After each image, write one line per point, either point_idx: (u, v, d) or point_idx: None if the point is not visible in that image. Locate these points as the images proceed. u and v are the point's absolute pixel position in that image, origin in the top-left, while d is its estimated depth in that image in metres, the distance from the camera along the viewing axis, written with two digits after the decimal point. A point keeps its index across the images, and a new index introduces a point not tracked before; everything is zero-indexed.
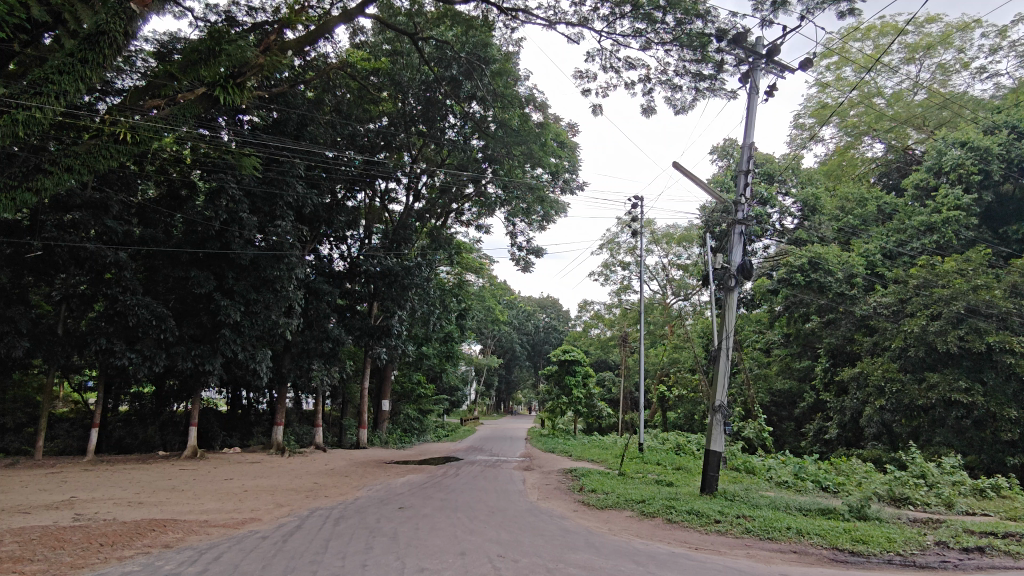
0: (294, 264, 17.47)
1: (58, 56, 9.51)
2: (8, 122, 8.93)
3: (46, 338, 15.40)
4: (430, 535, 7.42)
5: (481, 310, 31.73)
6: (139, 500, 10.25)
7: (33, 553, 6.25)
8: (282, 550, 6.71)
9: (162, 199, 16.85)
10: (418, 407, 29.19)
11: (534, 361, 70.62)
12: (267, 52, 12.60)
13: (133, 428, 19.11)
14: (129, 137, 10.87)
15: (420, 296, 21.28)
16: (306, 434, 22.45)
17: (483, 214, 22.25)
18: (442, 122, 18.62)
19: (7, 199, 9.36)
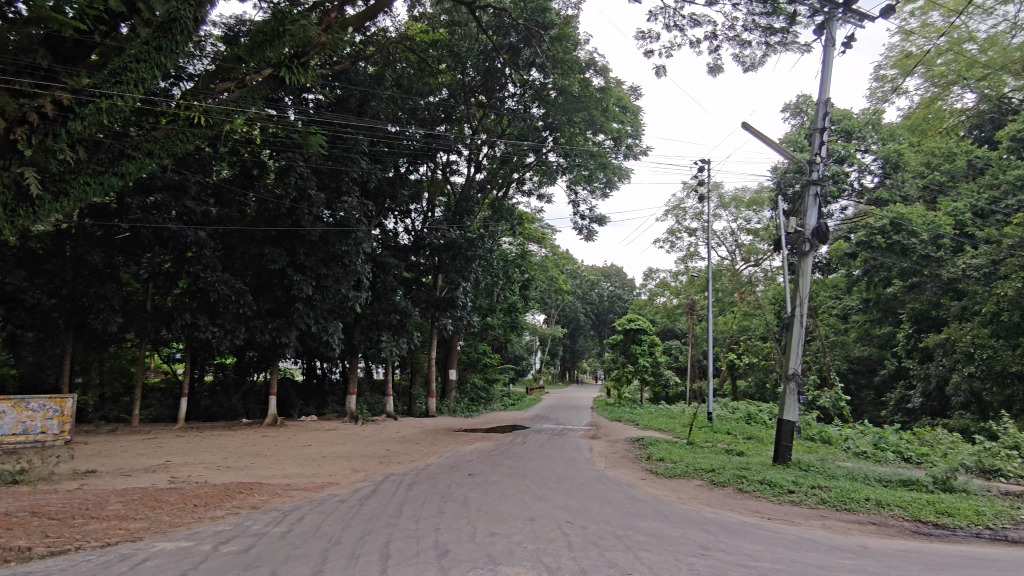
0: (361, 239, 17.80)
1: (135, 45, 10.15)
2: (94, 111, 9.64)
3: (138, 315, 16.49)
4: (500, 502, 7.58)
5: (544, 279, 31.81)
6: (227, 465, 10.92)
7: (136, 512, 6.78)
8: (359, 513, 7.02)
9: (235, 179, 17.43)
10: (485, 376, 29.67)
11: (599, 331, 70.38)
12: (328, 29, 12.73)
13: (218, 398, 20.33)
14: (203, 120, 11.41)
15: (484, 267, 21.47)
16: (377, 403, 23.23)
17: (544, 182, 22.03)
18: (501, 91, 18.45)
19: (97, 184, 10.18)
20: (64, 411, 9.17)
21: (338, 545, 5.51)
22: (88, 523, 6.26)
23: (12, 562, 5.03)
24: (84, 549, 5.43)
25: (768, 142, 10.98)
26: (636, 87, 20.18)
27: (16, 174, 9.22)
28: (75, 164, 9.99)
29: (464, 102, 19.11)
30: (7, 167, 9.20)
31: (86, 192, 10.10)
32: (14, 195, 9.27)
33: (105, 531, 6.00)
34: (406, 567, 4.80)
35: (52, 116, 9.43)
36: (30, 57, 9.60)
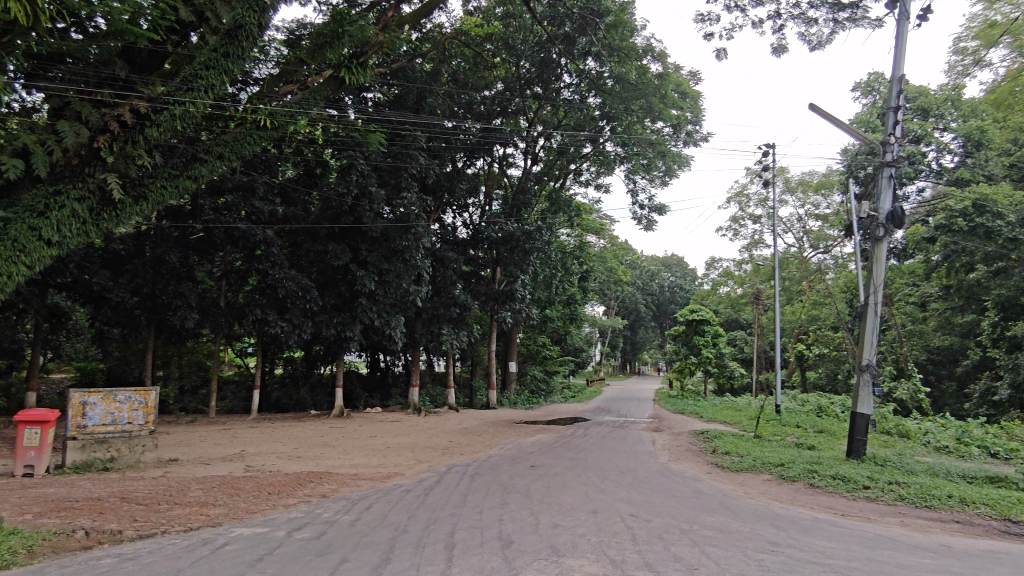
0: (421, 234, 17.96)
1: (204, 52, 10.75)
2: (168, 118, 10.21)
3: (212, 310, 17.31)
4: (562, 494, 7.58)
5: (603, 270, 31.54)
6: (298, 455, 11.33)
7: (215, 499, 7.13)
8: (424, 503, 7.15)
9: (299, 178, 18.05)
10: (545, 368, 29.73)
11: (660, 322, 69.32)
12: (385, 28, 12.95)
13: (288, 390, 21.21)
14: (269, 122, 11.91)
15: (542, 259, 21.45)
16: (440, 395, 23.61)
17: (602, 172, 21.79)
18: (557, 82, 18.33)
19: (173, 186, 10.71)
20: (149, 403, 9.61)
21: (404, 534, 5.65)
22: (172, 508, 6.61)
23: (105, 544, 5.38)
24: (169, 533, 5.76)
25: (836, 122, 10.49)
26: (695, 72, 19.66)
27: (100, 181, 9.85)
28: (152, 169, 10.57)
29: (519, 95, 19.16)
30: (92, 173, 9.93)
31: (164, 195, 10.65)
32: (98, 200, 9.90)
33: (188, 516, 6.33)
34: (472, 557, 4.86)
35: (131, 123, 10.10)
36: (109, 69, 10.82)
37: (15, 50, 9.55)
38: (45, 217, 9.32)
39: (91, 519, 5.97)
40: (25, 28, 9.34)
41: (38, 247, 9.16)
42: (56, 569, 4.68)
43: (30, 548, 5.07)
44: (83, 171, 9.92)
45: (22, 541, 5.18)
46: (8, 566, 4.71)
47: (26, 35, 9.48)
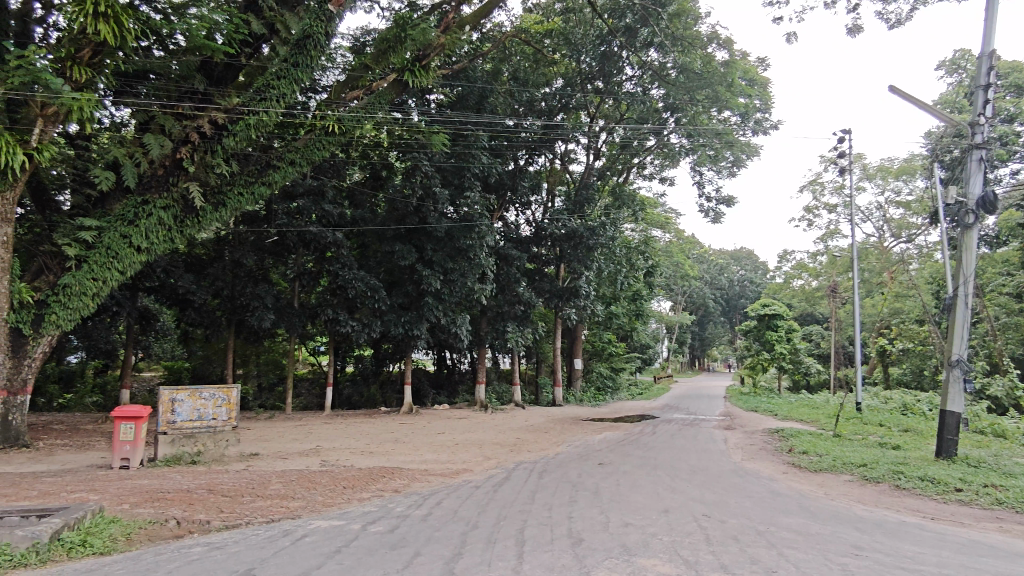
0: (485, 233, 17.95)
1: (277, 63, 11.69)
2: (244, 128, 11.46)
3: (288, 311, 17.71)
4: (632, 492, 7.50)
5: (669, 265, 30.98)
6: (370, 450, 11.65)
7: (294, 492, 7.43)
8: (493, 499, 7.21)
9: (366, 181, 18.53)
10: (610, 364, 29.46)
11: (729, 317, 67.43)
12: (447, 30, 13.05)
13: (358, 387, 21.84)
14: (337, 128, 12.60)
15: (606, 255, 21.20)
16: (506, 392, 23.79)
17: (667, 165, 21.39)
18: (619, 75, 18.29)
19: (250, 194, 12.21)
20: (231, 400, 10.03)
21: (476, 529, 5.72)
22: (254, 500, 6.94)
23: (195, 533, 5.69)
24: (253, 524, 6.04)
25: (919, 102, 9.86)
26: (763, 59, 19.00)
27: (182, 190, 11.47)
28: (230, 176, 11.97)
29: (580, 90, 19.09)
30: (175, 182, 11.50)
31: (241, 201, 12.13)
32: (181, 207, 11.60)
33: (269, 508, 6.61)
34: (543, 554, 4.87)
35: (210, 134, 11.45)
36: (190, 83, 11.44)
37: (104, 69, 10.33)
38: (136, 226, 11.20)
39: (183, 509, 6.34)
40: (113, 49, 10.13)
41: (129, 254, 11.18)
42: (153, 556, 4.99)
43: (129, 536, 5.42)
44: (167, 181, 11.45)
45: (121, 529, 5.55)
46: (110, 552, 5.06)
47: (114, 54, 10.22)
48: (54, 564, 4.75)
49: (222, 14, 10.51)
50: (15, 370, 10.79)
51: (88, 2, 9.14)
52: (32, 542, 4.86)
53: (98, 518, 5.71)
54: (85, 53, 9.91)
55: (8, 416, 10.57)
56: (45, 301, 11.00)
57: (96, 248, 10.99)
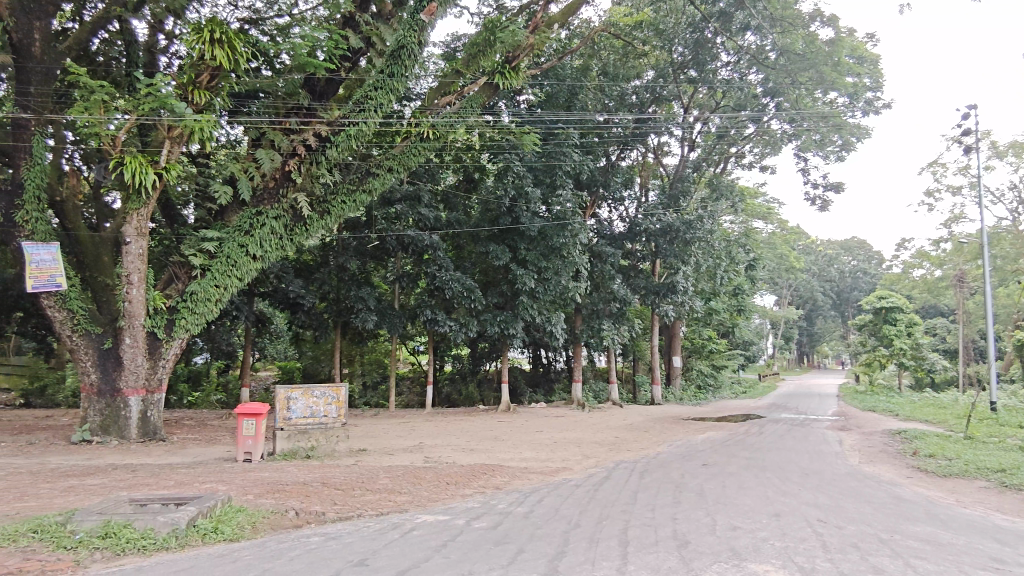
0: (578, 231, 17.70)
1: (374, 74, 12.26)
2: (346, 139, 12.14)
3: (389, 312, 18.33)
4: (739, 494, 7.23)
5: (772, 257, 29.67)
6: (471, 447, 11.87)
7: (401, 487, 7.72)
8: (594, 498, 7.16)
9: (460, 183, 18.94)
10: (711, 362, 28.53)
11: (841, 310, 63.38)
12: (536, 29, 13.06)
13: (457, 386, 22.36)
14: (432, 133, 13.17)
15: (704, 249, 20.47)
16: (602, 391, 23.60)
17: (768, 152, 20.45)
18: (713, 62, 17.88)
19: (352, 202, 13.00)
20: (341, 397, 10.57)
21: (578, 528, 5.71)
22: (364, 494, 7.26)
23: (313, 524, 6.05)
24: (363, 517, 6.32)
25: None
26: (873, 34, 17.72)
27: (292, 201, 12.30)
28: (334, 186, 12.77)
29: (673, 81, 18.67)
30: (285, 193, 12.34)
31: (346, 208, 12.95)
32: (291, 217, 12.43)
33: (379, 502, 6.91)
34: (647, 556, 4.79)
35: (315, 146, 12.22)
36: (295, 99, 12.23)
37: (221, 90, 11.07)
38: (251, 236, 12.08)
39: (300, 501, 6.74)
40: (228, 72, 10.82)
41: (246, 261, 12.13)
42: (275, 544, 5.34)
43: (254, 524, 5.84)
44: (279, 193, 12.27)
45: (248, 518, 5.98)
46: (239, 539, 5.46)
47: (228, 76, 10.91)
48: (191, 548, 5.20)
49: (322, 31, 11.13)
50: (151, 370, 11.72)
51: (205, 29, 10.15)
52: (173, 527, 5.35)
53: (227, 507, 6.18)
54: (204, 76, 10.68)
55: (145, 413, 11.58)
56: (176, 308, 12.02)
57: (217, 257, 11.94)
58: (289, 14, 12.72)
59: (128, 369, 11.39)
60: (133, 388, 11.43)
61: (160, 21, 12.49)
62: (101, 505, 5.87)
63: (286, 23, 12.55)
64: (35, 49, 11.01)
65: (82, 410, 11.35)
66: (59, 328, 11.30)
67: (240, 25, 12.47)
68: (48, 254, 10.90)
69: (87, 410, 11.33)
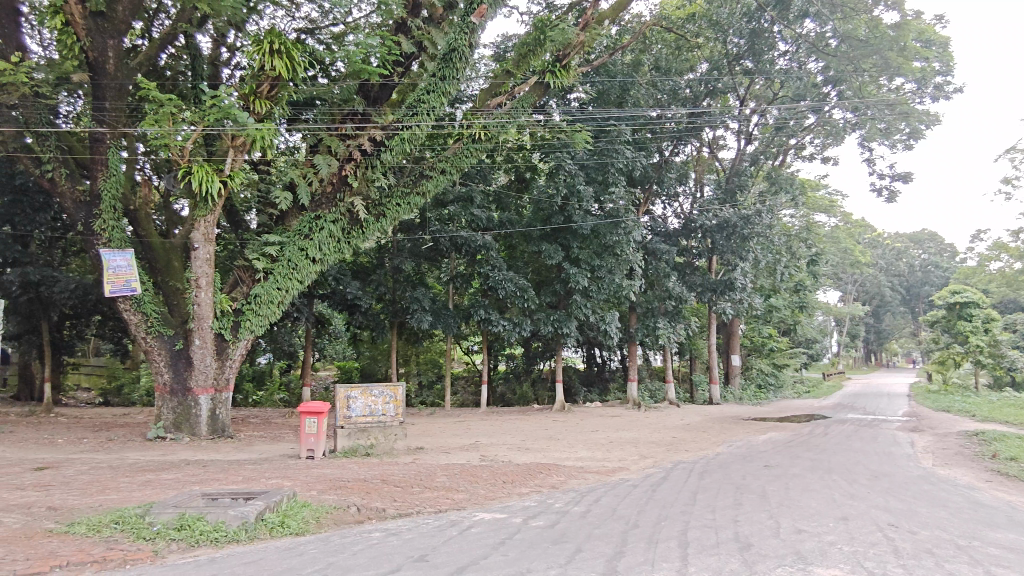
0: (632, 228, 17.50)
1: (426, 77, 12.47)
2: (400, 142, 12.42)
3: (443, 312, 18.54)
4: (804, 496, 7.01)
5: (836, 252, 28.62)
6: (527, 446, 11.89)
7: (458, 485, 7.80)
8: (652, 498, 7.08)
9: (512, 183, 18.99)
10: (772, 361, 27.75)
11: (911, 306, 60.51)
12: (586, 27, 13.10)
13: (512, 385, 22.46)
14: (484, 134, 13.30)
15: (764, 245, 19.87)
16: (659, 390, 23.29)
17: (830, 143, 19.71)
18: (770, 52, 17.35)
19: (406, 203, 13.25)
20: (398, 396, 10.71)
21: (637, 528, 5.65)
22: (422, 491, 7.37)
23: (374, 520, 6.20)
24: (422, 513, 6.43)
25: None
26: (943, 15, 16.84)
27: (349, 205, 12.60)
28: (388, 189, 13.04)
29: (729, 73, 18.36)
30: (342, 197, 12.64)
31: (401, 209, 13.23)
32: (348, 220, 12.75)
33: (437, 499, 7.01)
34: (708, 558, 4.70)
35: (371, 151, 12.48)
36: (350, 104, 12.58)
37: (281, 99, 11.43)
38: (311, 240, 12.47)
39: (361, 497, 6.90)
40: (287, 81, 11.16)
41: (306, 264, 12.51)
42: (339, 538, 5.50)
43: (319, 519, 6.01)
44: (336, 197, 12.59)
45: (312, 512, 6.16)
46: (304, 533, 5.64)
47: (286, 86, 11.27)
48: (260, 541, 5.41)
49: (375, 38, 11.37)
50: (219, 370, 12.18)
51: (265, 41, 10.55)
52: (242, 521, 5.56)
53: (292, 502, 6.38)
54: (264, 87, 11.01)
55: (214, 411, 12.09)
56: (241, 310, 12.47)
57: (279, 261, 12.36)
58: (343, 22, 13.05)
59: (198, 369, 11.88)
60: (203, 387, 11.93)
61: (222, 35, 13.01)
62: (177, 499, 6.16)
63: (341, 31, 12.90)
64: (109, 65, 11.42)
65: (157, 408, 11.95)
66: (135, 331, 11.94)
67: (297, 35, 12.87)
68: (124, 260, 11.55)
69: (162, 409, 11.92)
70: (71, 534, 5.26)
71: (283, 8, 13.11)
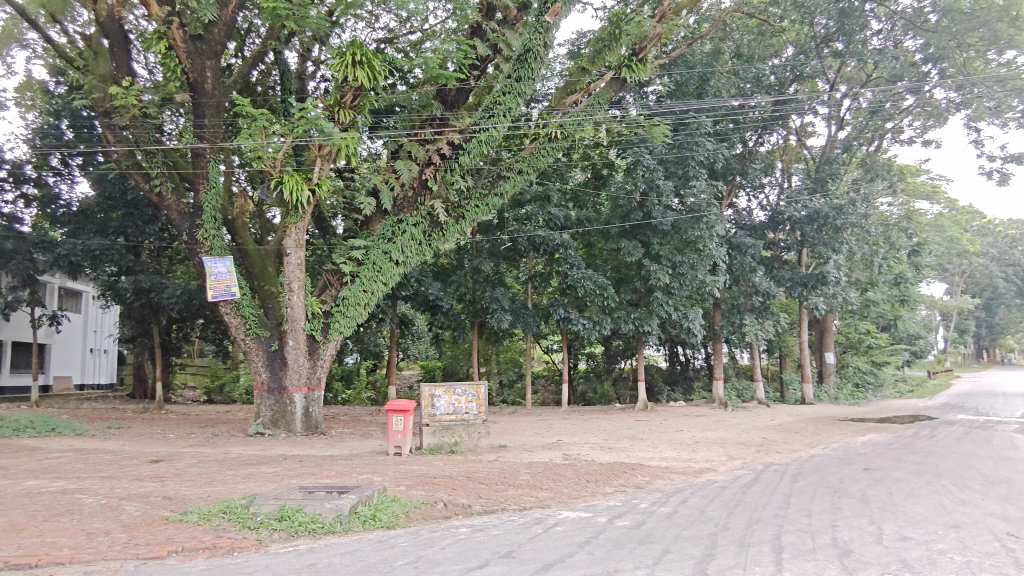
0: (714, 223, 17.11)
1: (502, 79, 12.64)
2: (478, 144, 12.68)
3: (522, 311, 18.63)
4: (909, 502, 6.58)
5: (941, 241, 26.70)
6: (610, 446, 11.78)
7: (543, 484, 7.82)
8: (742, 501, 6.85)
9: (589, 181, 18.85)
10: (870, 358, 26.21)
11: None
12: (663, 18, 12.85)
13: (593, 384, 22.30)
14: (560, 133, 13.35)
15: (859, 235, 18.81)
16: (746, 389, 22.47)
17: (932, 125, 18.43)
18: (863, 32, 16.71)
19: (485, 204, 13.46)
20: (481, 395, 10.81)
21: (727, 531, 5.48)
22: (507, 489, 7.45)
23: (461, 516, 6.33)
24: (507, 511, 6.50)
25: None
26: None
27: (429, 208, 12.97)
28: (467, 192, 13.30)
29: (817, 56, 17.64)
30: (422, 201, 13.00)
31: (481, 210, 13.46)
32: (429, 223, 13.10)
33: (522, 497, 7.07)
34: (805, 563, 4.52)
35: (449, 154, 12.79)
36: (429, 110, 12.85)
37: (362, 108, 11.86)
38: (394, 243, 12.89)
39: (448, 493, 7.05)
40: (368, 90, 11.59)
41: (390, 267, 12.92)
42: (427, 533, 5.65)
43: (408, 514, 6.20)
44: (417, 201, 12.95)
45: (402, 507, 6.35)
46: (394, 527, 5.84)
47: (368, 95, 11.68)
48: (354, 533, 5.64)
49: (451, 43, 11.61)
50: (312, 369, 12.76)
51: (348, 53, 10.99)
52: (337, 513, 5.79)
53: (383, 497, 6.60)
54: (348, 97, 11.48)
55: (308, 409, 12.69)
56: (330, 312, 13.00)
57: (365, 264, 12.84)
58: (420, 29, 13.40)
59: (292, 368, 12.50)
60: (297, 386, 12.56)
61: (307, 49, 13.64)
62: (278, 491, 6.51)
63: (418, 39, 13.27)
64: (207, 85, 12.19)
65: (256, 405, 12.67)
66: (235, 332, 12.65)
67: (377, 45, 13.33)
68: (224, 266, 12.28)
69: (260, 406, 12.62)
70: (185, 522, 5.68)
71: (364, 20, 13.59)
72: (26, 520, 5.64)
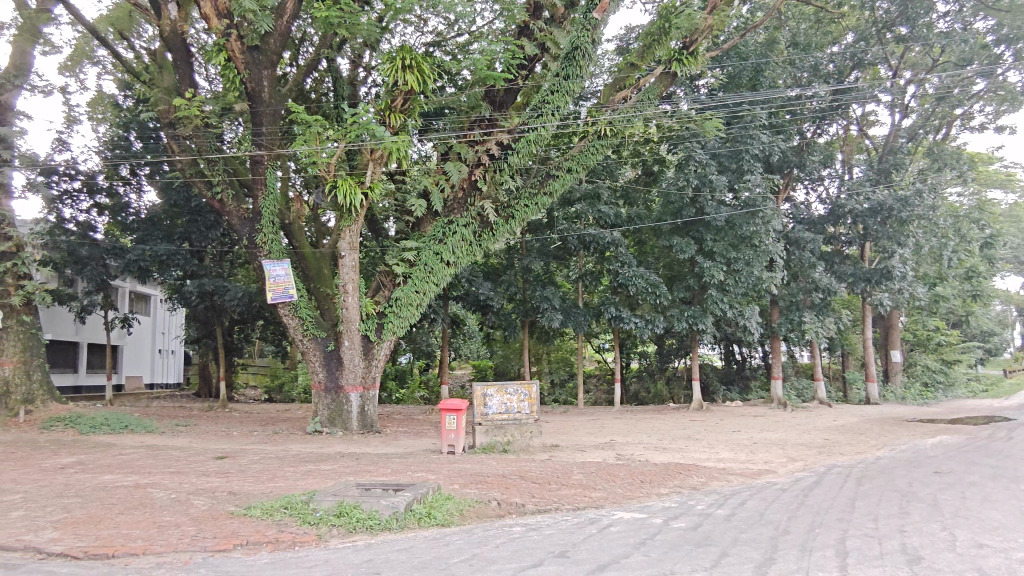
0: (771, 217, 16.57)
1: (550, 78, 12.62)
2: (527, 143, 12.71)
3: (573, 309, 18.52)
4: (985, 507, 6.25)
5: (1017, 231, 25.23)
6: (664, 446, 11.60)
7: (596, 483, 7.76)
8: (805, 503, 6.63)
9: (639, 178, 18.60)
10: (940, 356, 24.97)
11: None
12: (714, 9, 12.58)
13: (646, 383, 22.02)
14: (609, 130, 13.24)
15: (926, 227, 17.97)
16: (806, 389, 21.77)
17: (1006, 110, 17.45)
18: (927, 15, 16.39)
19: (535, 203, 13.43)
20: (532, 394, 10.83)
21: (788, 534, 5.32)
22: (560, 488, 7.43)
23: (514, 515, 6.35)
24: (561, 511, 6.48)
25: None
26: None
27: (479, 209, 13.11)
28: (516, 191, 13.35)
29: (878, 42, 17.03)
30: (472, 202, 13.14)
31: (530, 210, 13.46)
32: (479, 223, 13.22)
33: (575, 497, 7.04)
34: (871, 569, 4.35)
35: (498, 154, 12.86)
36: (478, 111, 12.92)
37: (412, 111, 11.96)
38: (445, 244, 13.04)
39: (501, 492, 7.08)
40: (418, 94, 11.72)
41: (441, 267, 13.08)
42: (482, 531, 5.69)
43: (462, 512, 6.24)
44: (467, 201, 13.08)
45: (456, 505, 6.40)
46: (449, 525, 5.91)
47: (418, 98, 11.80)
48: (410, 531, 5.73)
49: (499, 43, 11.64)
50: (366, 369, 13.01)
51: (398, 58, 11.22)
52: (393, 511, 5.88)
53: (437, 495, 6.67)
54: (398, 101, 11.62)
55: (364, 407, 12.96)
56: (384, 312, 13.23)
57: (417, 265, 13.03)
58: (468, 31, 13.49)
59: (348, 368, 12.78)
60: (353, 386, 12.83)
61: (358, 56, 13.92)
62: (336, 488, 6.66)
63: (465, 40, 13.38)
64: (264, 94, 12.57)
65: (314, 404, 13.02)
66: (294, 333, 13.01)
67: (426, 49, 13.50)
68: (282, 269, 12.63)
69: (318, 405, 12.95)
70: (249, 517, 5.88)
71: (413, 24, 13.77)
72: (103, 512, 5.96)
